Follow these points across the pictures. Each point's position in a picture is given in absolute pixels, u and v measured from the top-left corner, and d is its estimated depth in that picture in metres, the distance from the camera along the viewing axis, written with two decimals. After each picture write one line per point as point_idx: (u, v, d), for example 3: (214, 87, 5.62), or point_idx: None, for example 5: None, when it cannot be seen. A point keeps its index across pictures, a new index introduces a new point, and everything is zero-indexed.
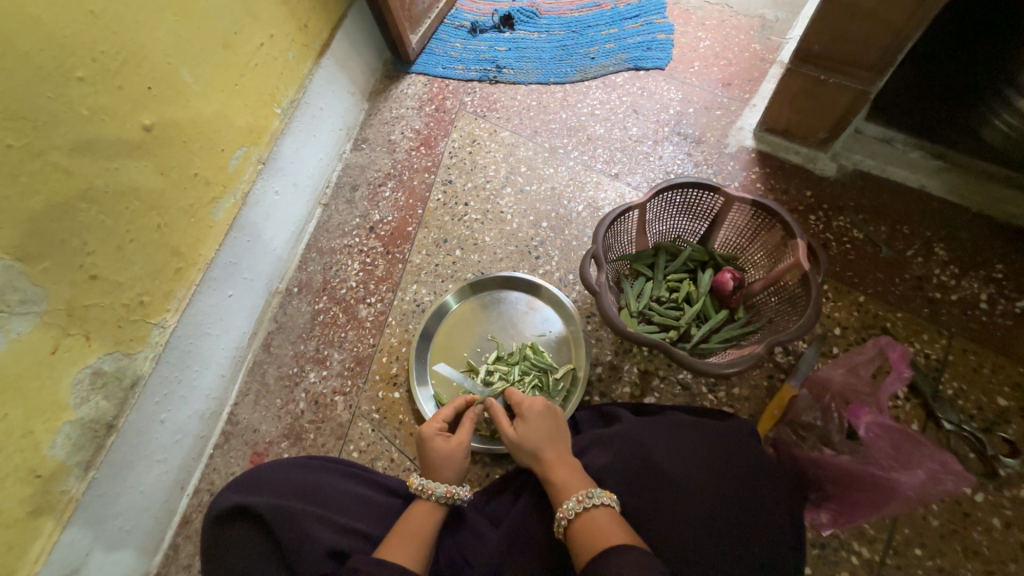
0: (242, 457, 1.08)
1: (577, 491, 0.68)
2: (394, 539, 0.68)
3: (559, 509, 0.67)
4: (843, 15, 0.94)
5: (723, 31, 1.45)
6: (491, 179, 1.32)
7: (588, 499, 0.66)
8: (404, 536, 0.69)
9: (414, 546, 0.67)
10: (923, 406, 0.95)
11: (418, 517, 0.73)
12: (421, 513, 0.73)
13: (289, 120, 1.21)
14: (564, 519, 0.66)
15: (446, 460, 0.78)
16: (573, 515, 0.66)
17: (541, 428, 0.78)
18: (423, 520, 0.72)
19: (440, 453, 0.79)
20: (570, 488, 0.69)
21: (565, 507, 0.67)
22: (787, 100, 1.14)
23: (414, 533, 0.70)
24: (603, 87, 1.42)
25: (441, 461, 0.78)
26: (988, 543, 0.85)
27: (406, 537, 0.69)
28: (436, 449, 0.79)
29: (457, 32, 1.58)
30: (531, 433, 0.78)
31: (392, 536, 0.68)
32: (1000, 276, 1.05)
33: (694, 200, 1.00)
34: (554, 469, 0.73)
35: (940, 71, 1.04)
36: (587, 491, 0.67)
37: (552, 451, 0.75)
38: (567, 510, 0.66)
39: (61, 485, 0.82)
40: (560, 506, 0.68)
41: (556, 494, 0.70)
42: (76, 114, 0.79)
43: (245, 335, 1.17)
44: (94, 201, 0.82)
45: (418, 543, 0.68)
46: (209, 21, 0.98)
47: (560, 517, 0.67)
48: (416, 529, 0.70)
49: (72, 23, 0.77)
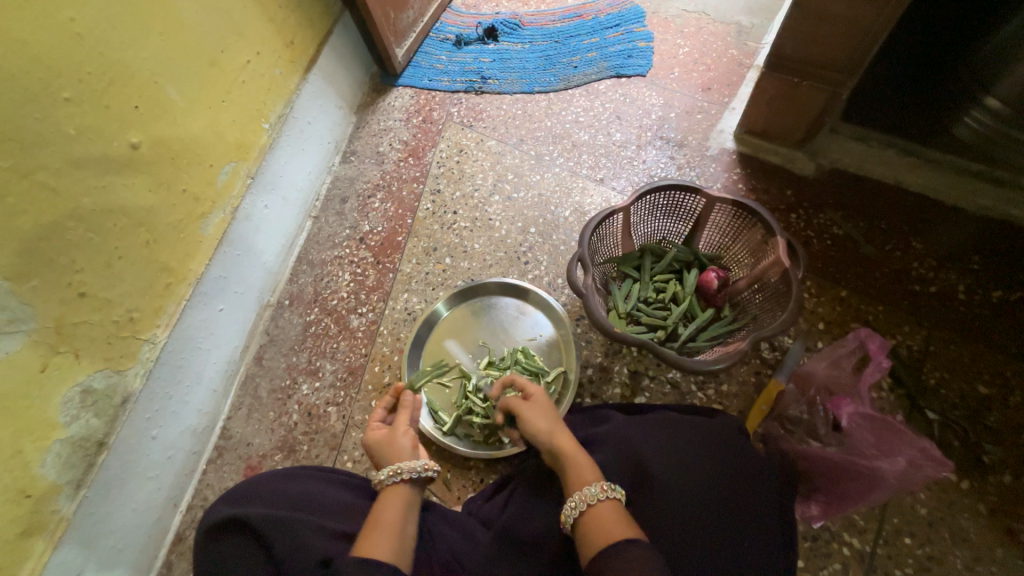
0: (235, 471, 1.07)
1: (598, 481, 0.68)
2: (372, 533, 0.67)
3: (576, 494, 0.67)
4: (813, 20, 0.98)
5: (701, 38, 1.49)
6: (478, 187, 1.34)
7: (609, 491, 0.66)
8: (381, 530, 0.68)
9: (390, 537, 0.66)
10: (907, 397, 0.97)
11: (388, 509, 0.71)
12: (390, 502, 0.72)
13: (276, 135, 1.22)
14: (581, 504, 0.65)
15: (390, 444, 0.79)
16: (591, 502, 0.65)
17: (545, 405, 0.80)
18: (389, 507, 0.71)
19: (379, 448, 0.79)
20: (587, 478, 0.69)
21: (587, 491, 0.66)
22: (763, 103, 1.18)
23: (391, 524, 0.69)
24: (586, 94, 1.45)
25: (386, 449, 0.79)
26: (975, 529, 0.87)
27: (383, 531, 0.67)
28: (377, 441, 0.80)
29: (442, 45, 1.61)
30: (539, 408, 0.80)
31: (367, 529, 0.68)
32: (976, 267, 1.08)
33: (677, 201, 1.02)
34: (568, 454, 0.72)
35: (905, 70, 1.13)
36: (609, 483, 0.67)
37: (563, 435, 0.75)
38: (588, 495, 0.65)
39: (52, 504, 0.82)
40: (579, 491, 0.67)
41: (570, 482, 0.70)
42: (63, 134, 0.80)
43: (237, 348, 1.17)
44: (82, 219, 0.83)
45: (393, 534, 0.67)
46: (195, 39, 0.99)
47: (575, 502, 0.66)
48: (394, 518, 0.70)
49: (58, 44, 0.78)
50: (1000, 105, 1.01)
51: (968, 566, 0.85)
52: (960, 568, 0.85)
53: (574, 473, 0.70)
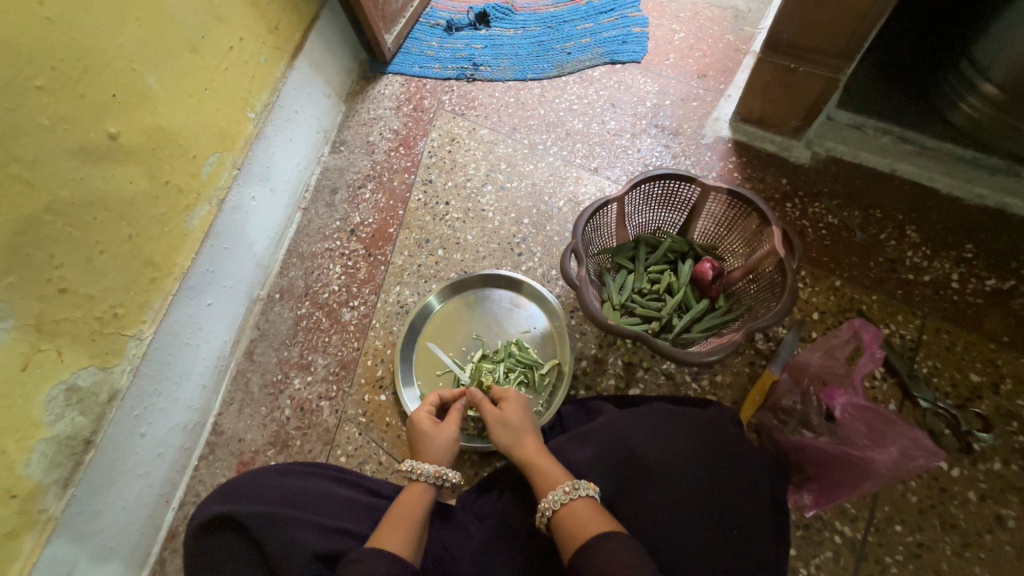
0: (227, 467, 1.07)
1: (564, 482, 0.68)
2: (386, 526, 0.68)
3: (543, 501, 0.67)
4: (809, 4, 0.95)
5: (697, 23, 1.46)
6: (470, 177, 1.32)
7: (574, 490, 0.66)
8: (394, 523, 0.69)
9: (404, 530, 0.68)
10: (900, 385, 0.97)
11: (408, 501, 0.73)
12: (413, 496, 0.74)
13: (263, 125, 1.19)
14: (548, 510, 0.66)
15: (429, 440, 0.81)
16: (558, 506, 0.66)
17: (517, 420, 0.79)
18: (412, 503, 0.73)
19: (427, 437, 0.82)
20: (555, 480, 0.69)
21: (549, 498, 0.66)
22: (760, 90, 1.15)
23: (405, 517, 0.70)
24: (580, 82, 1.43)
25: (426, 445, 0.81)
26: (964, 516, 0.88)
27: (396, 525, 0.68)
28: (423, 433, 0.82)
29: (433, 30, 1.57)
30: (510, 424, 0.79)
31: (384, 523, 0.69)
32: (970, 256, 1.08)
33: (672, 191, 1.00)
34: (532, 459, 0.74)
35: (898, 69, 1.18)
36: (573, 483, 0.67)
37: (529, 442, 0.76)
38: (553, 501, 0.66)
39: (39, 504, 0.81)
40: (545, 497, 0.68)
41: (539, 484, 0.70)
42: (36, 125, 0.77)
43: (227, 343, 1.16)
44: (59, 213, 0.80)
45: (408, 527, 0.68)
46: (173, 25, 0.96)
47: (543, 508, 0.67)
48: (410, 514, 0.71)
49: (28, 30, 0.75)
50: (997, 92, 1.01)
51: (957, 552, 0.86)
52: (949, 554, 0.86)
53: (541, 476, 0.71)
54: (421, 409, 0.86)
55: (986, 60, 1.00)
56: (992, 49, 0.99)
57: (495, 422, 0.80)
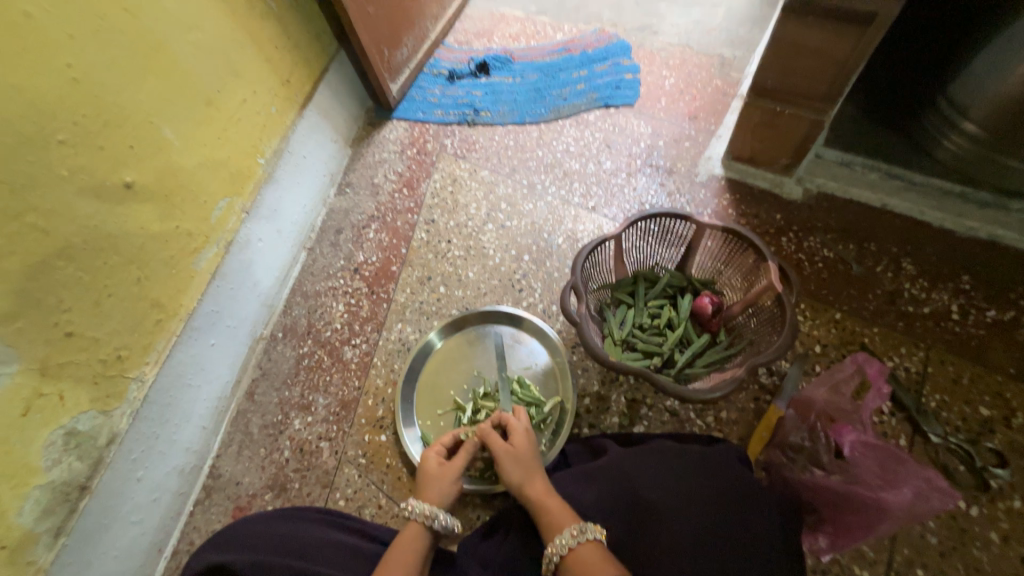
0: (223, 513, 1.04)
1: (570, 525, 0.67)
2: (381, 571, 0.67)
3: (550, 545, 0.66)
4: (788, 53, 1.01)
5: (686, 69, 1.54)
6: (472, 217, 1.35)
7: (580, 533, 0.64)
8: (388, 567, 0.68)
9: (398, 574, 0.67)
10: (909, 420, 0.95)
11: (401, 545, 0.72)
12: (408, 541, 0.72)
13: (272, 170, 1.24)
14: (555, 556, 0.65)
15: (433, 482, 0.80)
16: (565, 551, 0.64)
17: (530, 461, 0.78)
18: (408, 544, 0.72)
19: (431, 473, 0.82)
20: (561, 522, 0.68)
21: (556, 543, 0.65)
22: (748, 131, 1.20)
23: (406, 561, 0.69)
24: (576, 125, 1.49)
25: (428, 483, 0.80)
26: (988, 560, 0.84)
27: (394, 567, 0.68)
28: (426, 470, 0.82)
29: (435, 79, 1.66)
30: (522, 461, 0.78)
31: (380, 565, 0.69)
32: (968, 287, 1.09)
33: (668, 227, 1.03)
34: (543, 502, 0.72)
35: (884, 107, 1.23)
36: (579, 526, 0.65)
37: (539, 484, 0.75)
38: (559, 545, 0.65)
39: (28, 555, 0.79)
40: (552, 541, 0.66)
41: (545, 528, 0.69)
42: (54, 175, 0.80)
43: (229, 384, 1.15)
44: (72, 258, 0.83)
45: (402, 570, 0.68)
46: (191, 81, 1.02)
47: (549, 554, 0.65)
48: (408, 557, 0.70)
49: (56, 90, 0.80)
50: (977, 130, 1.04)
51: None
52: None
53: (551, 518, 0.69)
54: (432, 448, 0.85)
55: (966, 101, 1.03)
56: (969, 90, 1.02)
57: (508, 457, 0.79)
